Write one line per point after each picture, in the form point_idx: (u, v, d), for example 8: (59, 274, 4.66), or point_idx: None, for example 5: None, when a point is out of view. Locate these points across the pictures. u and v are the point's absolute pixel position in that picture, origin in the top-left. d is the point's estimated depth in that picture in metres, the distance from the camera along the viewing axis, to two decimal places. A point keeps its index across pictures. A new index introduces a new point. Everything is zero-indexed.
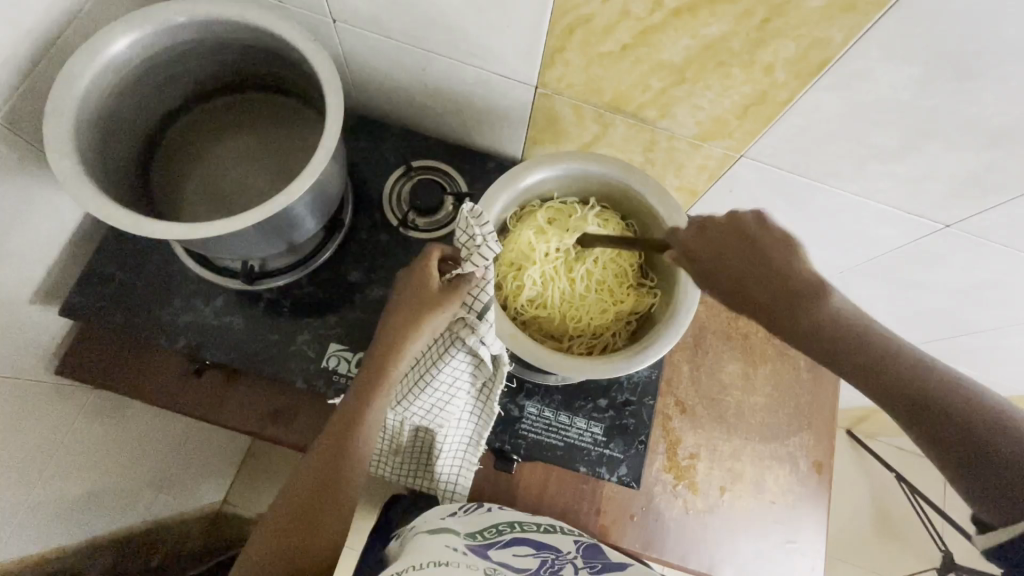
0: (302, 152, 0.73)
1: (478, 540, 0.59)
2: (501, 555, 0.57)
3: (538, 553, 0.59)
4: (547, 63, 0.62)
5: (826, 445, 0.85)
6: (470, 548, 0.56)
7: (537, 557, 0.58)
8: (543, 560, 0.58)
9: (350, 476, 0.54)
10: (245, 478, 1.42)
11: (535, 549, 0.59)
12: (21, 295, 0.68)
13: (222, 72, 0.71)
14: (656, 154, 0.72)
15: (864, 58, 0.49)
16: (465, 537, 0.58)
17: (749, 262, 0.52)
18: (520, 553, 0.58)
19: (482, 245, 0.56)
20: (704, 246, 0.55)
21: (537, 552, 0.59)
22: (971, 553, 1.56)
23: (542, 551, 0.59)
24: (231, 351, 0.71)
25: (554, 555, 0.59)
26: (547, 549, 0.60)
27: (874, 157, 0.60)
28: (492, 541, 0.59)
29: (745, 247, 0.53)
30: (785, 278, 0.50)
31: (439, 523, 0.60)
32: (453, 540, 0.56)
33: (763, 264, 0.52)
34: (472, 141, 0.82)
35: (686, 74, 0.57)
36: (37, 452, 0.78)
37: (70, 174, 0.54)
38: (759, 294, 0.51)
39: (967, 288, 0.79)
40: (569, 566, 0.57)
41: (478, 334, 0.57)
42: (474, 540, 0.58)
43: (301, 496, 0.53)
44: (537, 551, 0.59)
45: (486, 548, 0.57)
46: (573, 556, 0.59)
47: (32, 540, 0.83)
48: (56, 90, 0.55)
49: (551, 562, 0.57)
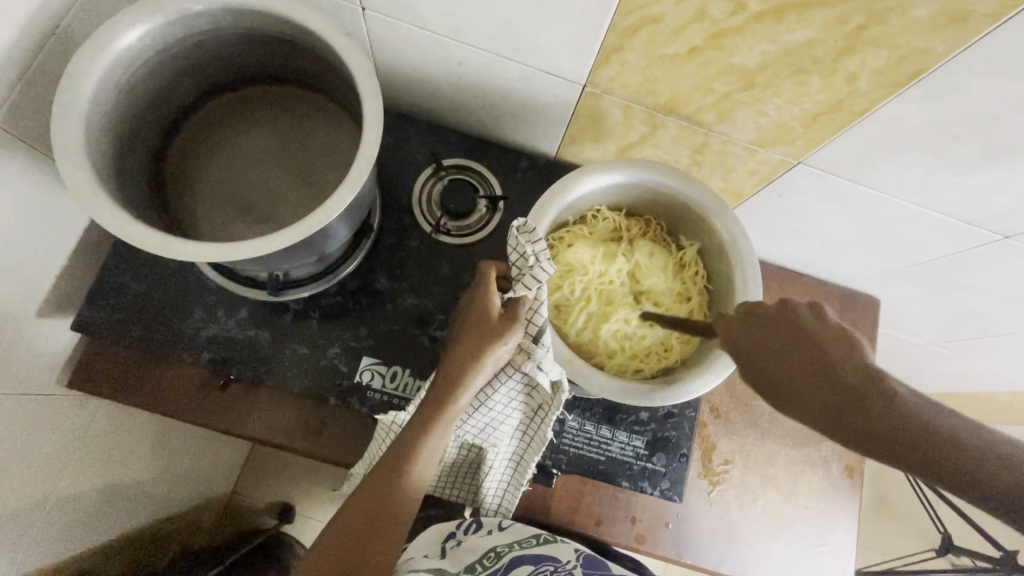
0: (328, 152, 0.68)
1: (478, 573, 0.57)
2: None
3: (536, 570, 0.56)
4: (601, 62, 0.58)
5: (859, 449, 0.83)
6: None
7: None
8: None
9: (404, 503, 0.53)
10: (253, 470, 1.40)
11: (534, 564, 0.57)
12: (28, 307, 0.63)
13: (239, 63, 0.65)
14: (704, 157, 0.68)
15: (961, 69, 0.46)
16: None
17: (786, 347, 0.46)
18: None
19: (535, 265, 0.52)
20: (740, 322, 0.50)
21: (537, 568, 0.56)
22: (964, 533, 1.61)
23: (542, 564, 0.57)
24: (259, 365, 0.68)
25: (555, 567, 0.57)
26: (547, 562, 0.57)
27: (947, 169, 0.57)
28: (491, 571, 0.57)
29: (796, 337, 0.46)
30: (821, 352, 0.45)
31: (434, 563, 0.58)
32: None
33: (811, 355, 0.45)
34: (503, 137, 0.77)
35: (756, 80, 0.54)
36: (52, 466, 0.74)
37: (86, 188, 0.49)
38: (795, 385, 0.44)
39: (1011, 295, 0.77)
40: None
41: (536, 360, 0.56)
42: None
43: (355, 519, 0.52)
44: (536, 567, 0.57)
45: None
46: (573, 568, 0.56)
47: (51, 551, 0.80)
48: (63, 92, 0.49)
49: None
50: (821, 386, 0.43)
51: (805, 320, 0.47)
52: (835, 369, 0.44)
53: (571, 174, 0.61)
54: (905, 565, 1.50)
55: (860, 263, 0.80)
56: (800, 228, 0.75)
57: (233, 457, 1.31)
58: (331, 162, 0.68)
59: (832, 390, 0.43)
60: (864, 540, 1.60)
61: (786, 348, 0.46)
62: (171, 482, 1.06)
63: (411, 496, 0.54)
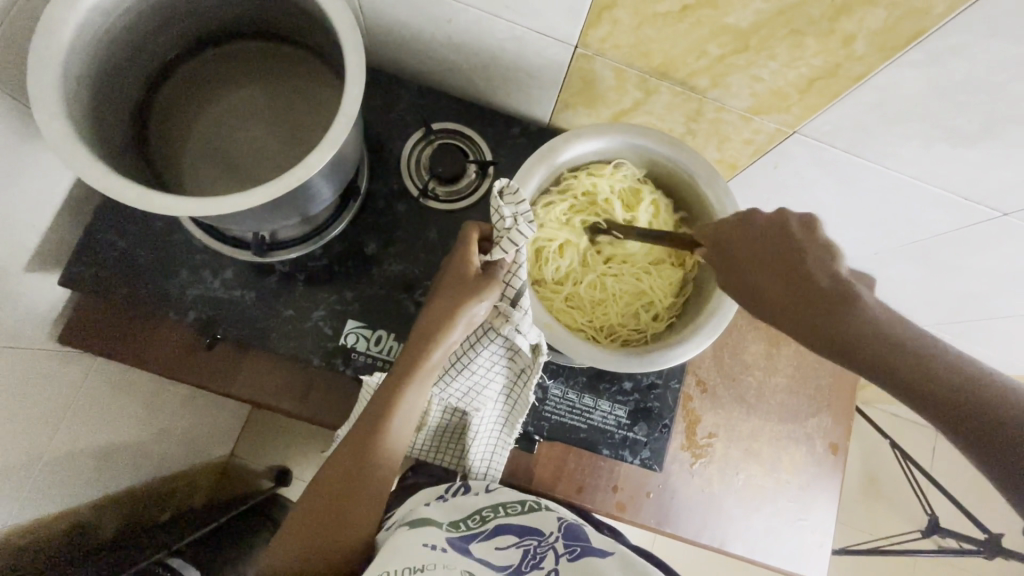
0: (315, 112, 0.67)
1: (461, 529, 0.58)
2: (482, 549, 0.56)
3: (520, 542, 0.57)
4: (592, 21, 0.56)
5: (844, 426, 0.83)
6: (450, 543, 0.55)
7: (518, 548, 0.56)
8: (524, 551, 0.56)
9: (380, 461, 0.55)
10: (250, 432, 1.43)
11: (518, 537, 0.57)
12: (14, 261, 0.63)
13: (225, 14, 0.63)
14: (699, 125, 0.67)
15: (962, 31, 0.44)
16: (446, 527, 0.57)
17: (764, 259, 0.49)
18: (501, 545, 0.56)
19: (512, 227, 0.52)
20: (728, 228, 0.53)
21: (519, 541, 0.57)
22: (952, 514, 1.63)
23: (524, 538, 0.57)
24: (244, 325, 0.68)
25: (537, 541, 0.56)
26: (530, 535, 0.57)
27: (945, 140, 0.55)
28: (474, 531, 0.58)
29: (785, 254, 0.48)
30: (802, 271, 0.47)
31: (423, 512, 0.59)
32: (432, 534, 0.55)
33: (793, 254, 0.48)
34: (495, 102, 0.75)
35: (751, 42, 0.52)
36: (47, 419, 0.76)
37: (62, 139, 0.48)
38: (758, 281, 0.49)
39: (1008, 274, 0.76)
40: (550, 553, 0.55)
41: (513, 323, 0.56)
42: (456, 530, 0.57)
43: (335, 480, 0.54)
44: (519, 539, 0.57)
45: (468, 540, 0.56)
46: (555, 540, 0.56)
47: (51, 503, 0.82)
48: (38, 38, 0.48)
49: (532, 553, 0.55)
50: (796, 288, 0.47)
51: (792, 228, 0.49)
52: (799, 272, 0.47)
53: (559, 137, 0.60)
54: (892, 544, 1.52)
55: (857, 239, 0.78)
56: (795, 202, 0.74)
57: (230, 420, 1.33)
58: (317, 121, 0.66)
59: (801, 289, 0.46)
60: (853, 520, 1.62)
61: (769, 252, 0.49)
62: (168, 443, 1.08)
63: (390, 458, 0.56)
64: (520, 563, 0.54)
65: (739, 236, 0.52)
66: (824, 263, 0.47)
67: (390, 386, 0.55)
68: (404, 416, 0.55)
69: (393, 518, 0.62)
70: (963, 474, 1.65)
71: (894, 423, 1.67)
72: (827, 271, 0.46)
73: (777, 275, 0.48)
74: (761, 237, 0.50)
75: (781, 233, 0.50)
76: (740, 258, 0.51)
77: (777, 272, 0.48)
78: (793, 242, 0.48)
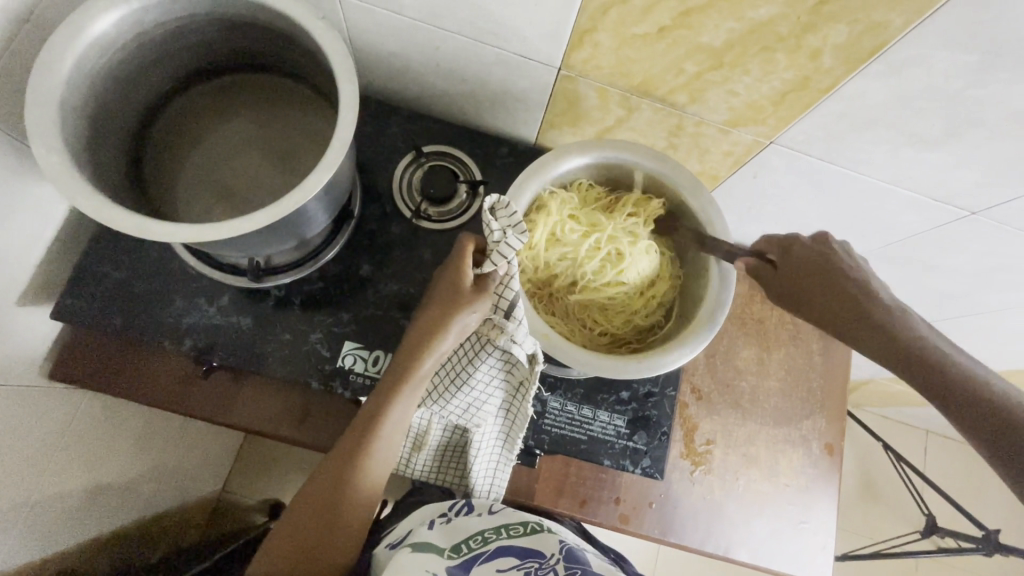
0: (307, 139, 0.68)
1: (461, 554, 0.56)
2: (483, 572, 0.54)
3: (521, 565, 0.54)
4: (574, 44, 0.58)
5: (838, 427, 0.84)
6: (449, 572, 0.53)
7: (520, 570, 0.54)
8: (525, 572, 0.53)
9: (370, 469, 0.56)
10: (242, 466, 1.39)
11: (519, 559, 0.55)
12: (7, 296, 0.63)
13: (219, 48, 0.65)
14: (680, 139, 0.69)
15: (919, 44, 0.48)
16: (446, 555, 0.56)
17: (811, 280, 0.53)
18: (503, 567, 0.54)
19: (502, 241, 0.53)
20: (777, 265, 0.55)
21: (520, 563, 0.54)
22: (948, 513, 1.64)
23: (526, 560, 0.55)
24: (240, 350, 0.68)
25: (539, 563, 0.54)
26: (531, 558, 0.55)
27: (911, 143, 0.58)
28: (475, 554, 0.56)
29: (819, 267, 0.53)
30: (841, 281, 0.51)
31: (422, 537, 0.59)
32: (433, 563, 0.54)
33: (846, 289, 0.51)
34: (483, 124, 0.77)
35: (725, 59, 0.55)
36: (43, 458, 0.74)
37: (60, 172, 0.48)
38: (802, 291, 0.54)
39: (981, 272, 0.78)
40: (551, 575, 0.52)
41: (508, 333, 0.58)
42: (457, 556, 0.56)
43: (322, 490, 0.55)
44: (520, 562, 0.55)
45: (468, 567, 0.54)
46: (556, 562, 0.54)
47: (49, 544, 0.80)
48: (36, 75, 0.49)
49: (533, 574, 0.53)
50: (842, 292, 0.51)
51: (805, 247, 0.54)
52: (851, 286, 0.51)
53: (547, 155, 0.63)
54: (893, 547, 1.52)
55: None
56: (774, 209, 0.76)
57: (222, 455, 1.30)
58: (310, 149, 0.68)
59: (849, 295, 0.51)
60: (852, 525, 1.62)
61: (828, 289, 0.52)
62: (158, 482, 1.05)
63: (379, 466, 0.57)
64: None
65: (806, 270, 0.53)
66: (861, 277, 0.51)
67: (378, 395, 0.56)
68: (393, 423, 0.56)
69: (397, 533, 0.63)
70: (955, 473, 1.67)
71: (886, 426, 1.69)
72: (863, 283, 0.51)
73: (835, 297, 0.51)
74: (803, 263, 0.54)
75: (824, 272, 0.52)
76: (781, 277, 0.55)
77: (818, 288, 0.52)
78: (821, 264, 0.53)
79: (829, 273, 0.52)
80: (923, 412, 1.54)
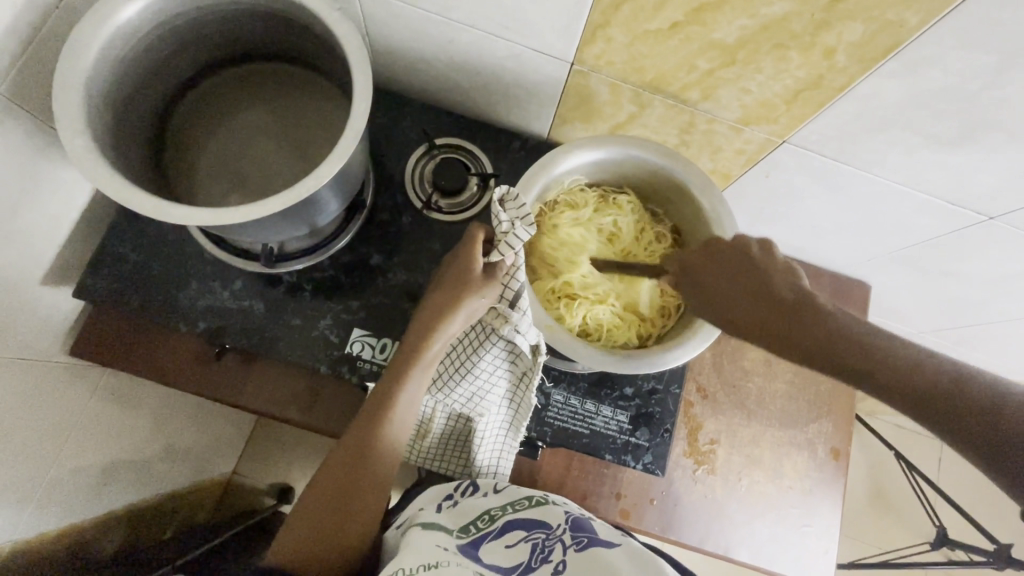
0: (323, 128, 0.70)
1: (470, 533, 0.56)
2: (492, 548, 0.54)
3: (528, 536, 0.55)
4: (587, 39, 0.59)
5: (845, 431, 0.83)
6: (460, 548, 0.53)
7: (528, 541, 0.54)
8: (533, 544, 0.53)
9: (383, 451, 0.57)
10: (254, 450, 1.42)
11: (526, 531, 0.55)
12: (32, 275, 0.65)
13: (239, 38, 0.66)
14: (692, 136, 0.69)
15: (936, 43, 0.47)
16: (456, 534, 0.56)
17: (734, 279, 0.57)
18: (511, 541, 0.54)
19: (510, 232, 0.54)
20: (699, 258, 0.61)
21: (527, 535, 0.55)
22: (959, 526, 1.61)
23: (532, 532, 0.55)
24: (253, 335, 0.70)
25: (546, 534, 0.54)
26: (538, 529, 0.55)
27: (927, 145, 0.57)
28: (484, 533, 0.56)
29: (745, 267, 0.57)
30: (763, 276, 0.56)
31: (430, 518, 0.59)
32: (444, 539, 0.54)
33: (757, 280, 0.56)
34: (495, 118, 0.78)
35: (737, 56, 0.55)
36: (63, 434, 0.77)
37: (84, 154, 0.50)
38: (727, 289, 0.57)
39: (1001, 279, 0.77)
40: (558, 545, 0.53)
41: (512, 323, 0.58)
42: (466, 536, 0.56)
43: (336, 473, 0.56)
44: (527, 534, 0.55)
45: (478, 544, 0.54)
46: (562, 532, 0.54)
47: (67, 515, 0.83)
48: (64, 61, 0.50)
49: (540, 545, 0.53)
50: (760, 295, 0.55)
51: (753, 249, 0.58)
52: (773, 287, 0.55)
53: (558, 148, 0.63)
54: (901, 557, 1.50)
55: (849, 245, 0.80)
56: (787, 209, 0.76)
57: (235, 438, 1.34)
58: (324, 138, 0.69)
59: (766, 296, 0.54)
60: (860, 534, 1.60)
61: (735, 272, 0.58)
62: (172, 461, 1.07)
63: (390, 449, 0.58)
64: (529, 558, 0.52)
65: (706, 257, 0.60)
66: (786, 279, 0.55)
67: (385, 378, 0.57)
68: (404, 406, 0.58)
69: (400, 519, 0.64)
70: (970, 486, 1.64)
71: (899, 434, 1.66)
72: (788, 287, 0.54)
73: (749, 295, 0.55)
74: (723, 259, 0.59)
75: (739, 258, 0.58)
76: (714, 273, 0.59)
77: (741, 281, 0.57)
78: (752, 260, 0.57)
79: (745, 270, 0.57)
80: None
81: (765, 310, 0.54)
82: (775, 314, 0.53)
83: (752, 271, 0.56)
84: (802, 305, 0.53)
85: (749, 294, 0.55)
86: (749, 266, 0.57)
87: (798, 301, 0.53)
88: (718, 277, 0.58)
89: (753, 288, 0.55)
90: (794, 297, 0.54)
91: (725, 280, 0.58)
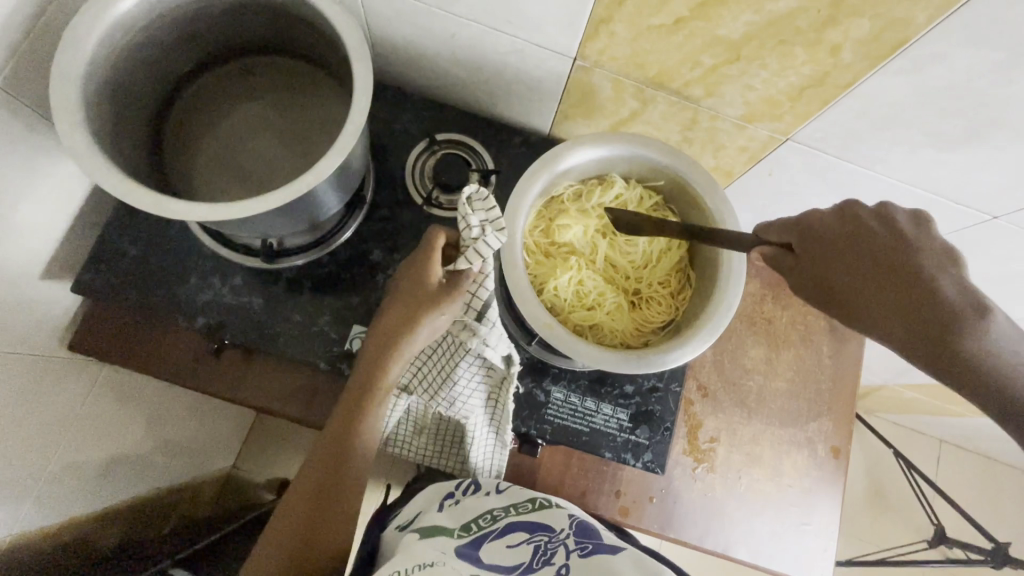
0: (322, 123, 0.69)
1: (471, 533, 0.55)
2: (493, 549, 0.53)
3: (530, 538, 0.54)
4: (590, 34, 0.58)
5: (845, 430, 0.83)
6: (459, 548, 0.52)
7: (529, 543, 0.53)
8: (535, 547, 0.53)
9: (353, 461, 0.56)
10: (254, 445, 1.42)
11: (528, 533, 0.55)
12: (31, 269, 0.65)
13: (238, 30, 0.66)
14: (694, 133, 0.69)
15: (944, 40, 0.46)
16: (457, 533, 0.55)
17: (857, 265, 0.47)
18: (513, 542, 0.54)
19: (478, 239, 0.54)
20: (806, 236, 0.51)
21: (530, 537, 0.54)
22: (956, 523, 1.62)
23: (535, 534, 0.55)
24: (252, 331, 0.70)
25: (548, 538, 0.54)
26: (540, 532, 0.55)
27: (932, 144, 0.57)
28: (484, 533, 0.55)
29: (862, 252, 0.47)
30: (895, 261, 0.46)
31: (431, 518, 0.58)
32: (444, 538, 0.54)
33: (893, 268, 0.46)
34: (497, 113, 0.77)
35: (742, 53, 0.55)
36: (63, 429, 0.76)
37: (81, 148, 0.49)
38: (838, 277, 0.48)
39: (1003, 278, 0.77)
40: (561, 548, 0.52)
41: (479, 335, 0.59)
42: (466, 535, 0.55)
43: (307, 484, 0.55)
44: (529, 536, 0.55)
45: (478, 544, 0.54)
46: (566, 537, 0.54)
47: (66, 510, 0.83)
48: (60, 54, 0.50)
49: (543, 548, 0.52)
50: (899, 293, 0.45)
51: (884, 224, 0.48)
52: (916, 275, 0.45)
53: (561, 145, 0.63)
54: (898, 555, 1.50)
55: None
56: (789, 208, 0.75)
57: (234, 433, 1.33)
58: (324, 132, 0.69)
59: (899, 290, 0.45)
60: (857, 532, 1.60)
61: (860, 257, 0.48)
62: (171, 456, 1.07)
63: (361, 459, 0.57)
64: (532, 560, 0.51)
65: (818, 233, 0.50)
66: (926, 268, 0.45)
67: (359, 383, 0.56)
68: (373, 416, 0.57)
69: (399, 517, 0.64)
70: (967, 484, 1.64)
71: (898, 432, 1.67)
72: (938, 281, 0.44)
73: (877, 284, 0.46)
74: (847, 234, 0.49)
75: (870, 239, 0.48)
76: (823, 256, 0.49)
77: (863, 266, 0.47)
78: (870, 240, 0.48)
79: (857, 253, 0.48)
80: (937, 420, 1.51)
81: (897, 310, 0.45)
82: (901, 313, 0.45)
83: (889, 253, 0.46)
84: (935, 308, 0.44)
85: (878, 280, 0.46)
86: (872, 250, 0.47)
87: (949, 301, 0.43)
88: (826, 262, 0.49)
89: (882, 276, 0.46)
90: (940, 292, 0.44)
91: (837, 266, 0.49)
